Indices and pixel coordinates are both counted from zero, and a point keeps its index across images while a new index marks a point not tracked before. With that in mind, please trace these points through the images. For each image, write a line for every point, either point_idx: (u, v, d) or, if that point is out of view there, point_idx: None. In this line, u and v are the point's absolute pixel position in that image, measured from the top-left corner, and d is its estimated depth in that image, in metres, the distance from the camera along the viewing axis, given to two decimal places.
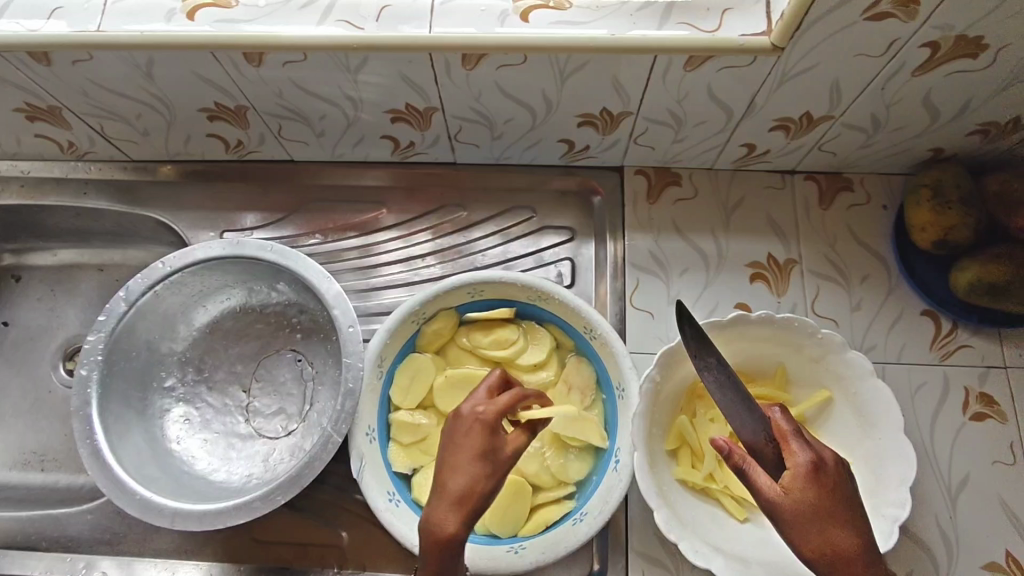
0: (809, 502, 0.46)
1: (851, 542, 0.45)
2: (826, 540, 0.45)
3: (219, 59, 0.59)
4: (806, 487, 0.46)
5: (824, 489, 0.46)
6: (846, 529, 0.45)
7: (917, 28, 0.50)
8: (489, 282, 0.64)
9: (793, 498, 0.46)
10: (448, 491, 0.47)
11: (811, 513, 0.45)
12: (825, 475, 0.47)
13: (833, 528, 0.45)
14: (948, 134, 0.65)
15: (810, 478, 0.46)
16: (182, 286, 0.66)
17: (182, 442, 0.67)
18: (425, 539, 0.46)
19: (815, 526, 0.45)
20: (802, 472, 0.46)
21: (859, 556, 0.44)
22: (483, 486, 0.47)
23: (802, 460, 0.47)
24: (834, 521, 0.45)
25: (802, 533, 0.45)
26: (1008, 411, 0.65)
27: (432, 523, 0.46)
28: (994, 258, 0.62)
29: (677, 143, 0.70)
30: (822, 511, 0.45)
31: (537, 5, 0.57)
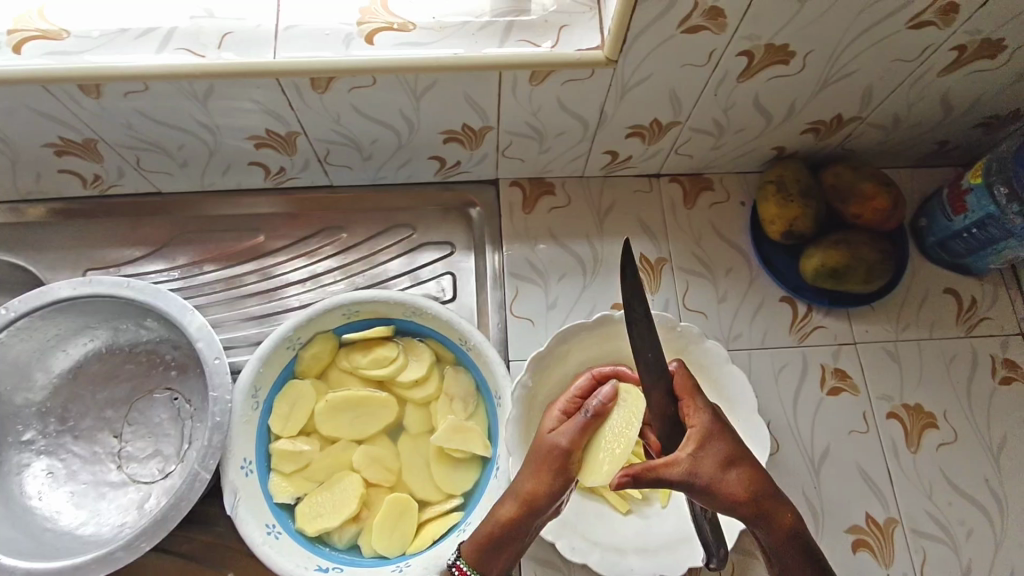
0: (724, 449, 0.49)
1: (768, 475, 0.49)
2: (746, 483, 0.48)
3: (53, 92, 0.57)
4: (718, 435, 0.49)
5: (731, 435, 0.50)
6: (758, 468, 0.49)
7: (728, 39, 0.56)
8: (363, 302, 0.64)
9: (711, 451, 0.49)
10: (518, 488, 0.54)
11: (729, 459, 0.48)
12: (722, 424, 0.50)
13: (750, 471, 0.49)
14: (785, 133, 0.70)
15: (717, 428, 0.50)
16: (32, 331, 0.63)
17: (44, 497, 0.63)
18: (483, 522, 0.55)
19: (736, 472, 0.48)
20: (712, 424, 0.50)
21: (774, 490, 0.49)
22: (544, 489, 0.53)
23: (706, 414, 0.50)
24: (750, 463, 0.49)
25: (728, 481, 0.48)
26: (860, 383, 0.71)
27: (511, 516, 0.54)
28: (834, 245, 0.68)
29: (544, 154, 0.72)
30: (738, 457, 0.49)
31: (382, 27, 0.58)
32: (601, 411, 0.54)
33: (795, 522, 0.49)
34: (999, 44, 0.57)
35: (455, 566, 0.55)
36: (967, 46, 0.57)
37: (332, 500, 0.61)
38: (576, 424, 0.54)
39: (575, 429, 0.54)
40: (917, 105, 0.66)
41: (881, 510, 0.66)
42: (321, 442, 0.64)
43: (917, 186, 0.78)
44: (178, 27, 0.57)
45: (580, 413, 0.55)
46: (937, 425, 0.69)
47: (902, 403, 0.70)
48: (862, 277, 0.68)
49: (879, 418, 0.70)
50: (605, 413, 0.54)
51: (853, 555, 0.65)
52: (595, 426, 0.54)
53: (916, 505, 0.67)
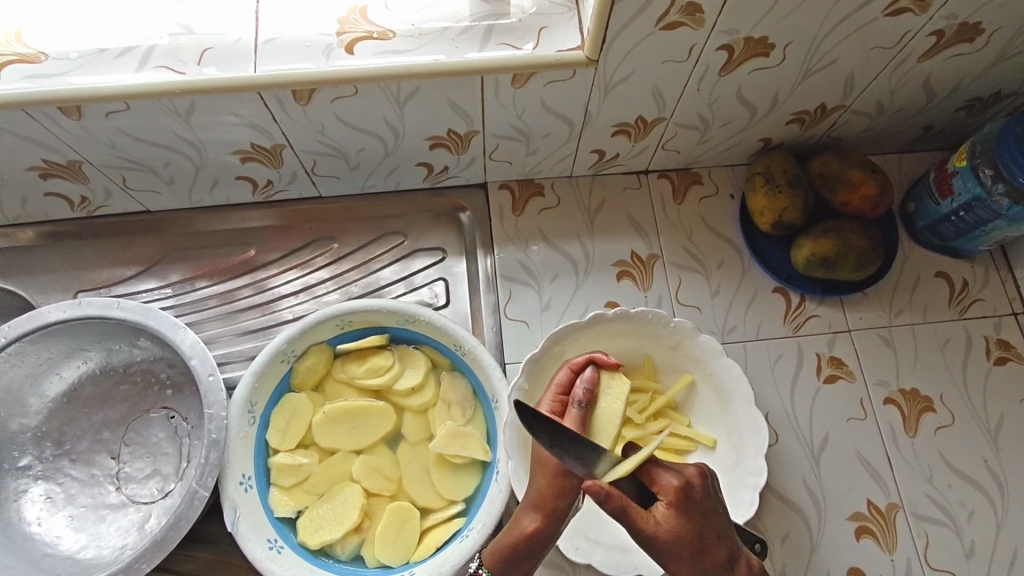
0: (686, 529, 0.46)
1: (736, 556, 0.47)
2: (710, 563, 0.46)
3: (34, 116, 0.57)
4: (681, 514, 0.47)
5: (698, 513, 0.47)
6: (721, 550, 0.47)
7: (708, 33, 0.56)
8: (355, 312, 0.64)
9: (671, 529, 0.46)
10: (531, 494, 0.55)
11: (689, 541, 0.46)
12: (691, 497, 0.48)
13: (711, 553, 0.47)
14: (771, 125, 0.70)
15: (682, 503, 0.47)
16: (24, 356, 0.63)
17: (44, 523, 0.63)
18: (502, 534, 0.54)
19: (694, 554, 0.46)
20: (678, 499, 0.47)
21: (736, 573, 0.47)
22: (554, 492, 0.54)
23: (672, 490, 0.48)
24: (713, 543, 0.47)
25: (682, 562, 0.46)
26: (856, 370, 0.71)
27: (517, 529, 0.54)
28: (824, 234, 0.68)
29: (531, 156, 0.72)
30: (700, 537, 0.47)
31: (362, 37, 0.58)
32: (589, 398, 0.58)
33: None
34: (977, 28, 0.58)
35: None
36: (946, 31, 0.58)
37: (333, 512, 0.61)
38: (574, 419, 0.56)
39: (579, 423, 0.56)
40: (900, 91, 0.66)
41: (882, 496, 0.66)
42: (320, 454, 0.64)
43: (905, 171, 0.78)
44: (157, 45, 0.57)
45: (573, 406, 0.57)
46: (934, 408, 0.70)
47: (898, 388, 0.70)
48: (853, 264, 0.68)
49: (877, 404, 0.70)
50: (592, 399, 0.58)
51: (856, 542, 0.65)
52: (590, 413, 0.57)
53: (916, 490, 0.67)
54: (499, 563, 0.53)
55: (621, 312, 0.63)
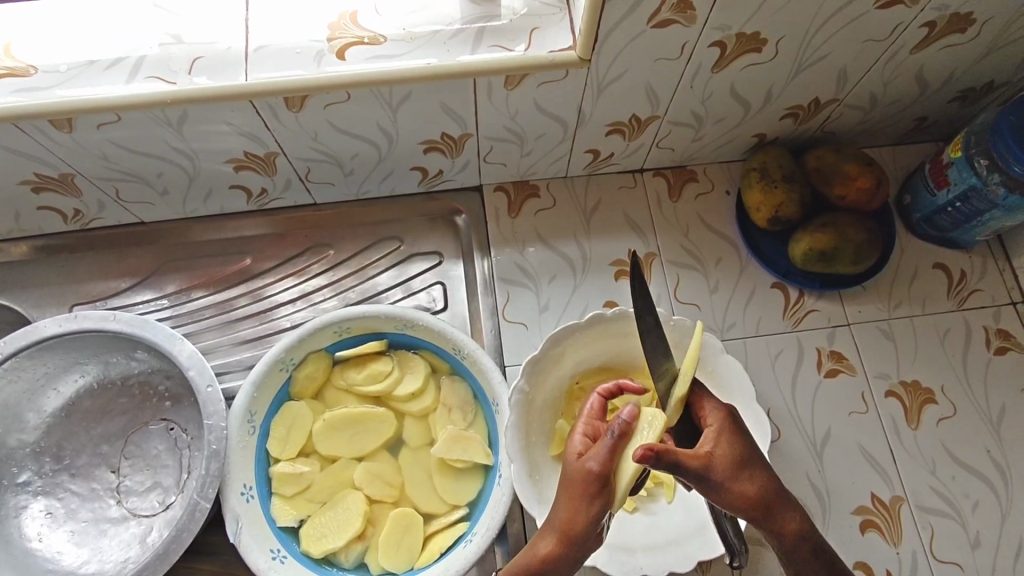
0: (733, 454, 0.50)
1: (777, 484, 0.51)
2: (754, 489, 0.50)
3: (25, 130, 0.56)
4: (731, 437, 0.50)
5: (742, 438, 0.51)
6: (764, 471, 0.51)
7: (700, 30, 0.55)
8: (352, 318, 0.64)
9: (720, 457, 0.49)
10: (551, 523, 0.52)
11: (735, 464, 0.50)
12: (737, 425, 0.51)
13: (757, 472, 0.50)
14: (766, 119, 0.70)
15: (727, 431, 0.51)
16: (20, 371, 0.62)
17: (45, 539, 0.63)
18: (521, 554, 0.54)
19: (740, 477, 0.49)
20: (729, 423, 0.51)
21: (778, 492, 0.51)
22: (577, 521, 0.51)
23: (718, 418, 0.51)
24: (758, 466, 0.50)
25: (734, 489, 0.49)
26: (857, 363, 0.71)
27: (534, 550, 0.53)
28: (821, 228, 0.68)
29: (526, 157, 0.72)
30: (745, 460, 0.50)
31: (353, 42, 0.58)
32: (626, 430, 0.50)
33: (797, 527, 0.50)
34: (968, 18, 0.57)
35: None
36: (937, 22, 0.58)
37: (336, 520, 0.61)
38: (604, 447, 0.51)
39: (606, 450, 0.51)
40: (893, 83, 0.66)
41: (886, 490, 0.66)
42: (321, 462, 0.63)
43: (899, 163, 0.78)
44: (148, 55, 0.57)
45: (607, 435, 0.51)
46: (936, 399, 0.69)
47: (900, 380, 0.70)
48: (851, 258, 0.68)
49: (878, 397, 0.70)
50: (629, 432, 0.51)
51: (862, 536, 0.65)
52: (622, 446, 0.51)
53: (921, 482, 0.67)
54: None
55: (621, 312, 0.63)
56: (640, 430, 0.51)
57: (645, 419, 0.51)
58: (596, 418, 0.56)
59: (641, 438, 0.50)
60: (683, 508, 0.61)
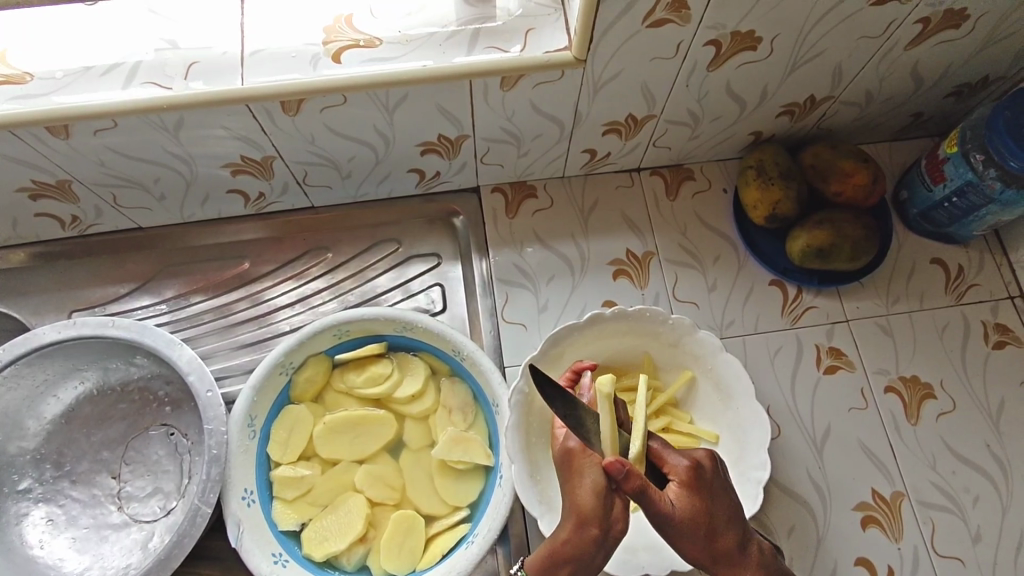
0: (699, 510, 0.47)
1: (746, 540, 0.48)
2: (716, 546, 0.47)
3: (21, 137, 0.56)
4: (694, 491, 0.48)
5: (710, 494, 0.48)
6: (733, 527, 0.48)
7: (695, 29, 0.56)
8: (352, 321, 0.64)
9: (683, 511, 0.47)
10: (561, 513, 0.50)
11: (700, 521, 0.47)
12: (701, 478, 0.49)
13: (723, 531, 0.47)
14: (762, 117, 0.70)
15: (694, 486, 0.48)
16: (20, 378, 0.62)
17: (46, 546, 0.63)
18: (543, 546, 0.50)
19: (703, 535, 0.47)
20: (692, 477, 0.48)
21: (744, 552, 0.48)
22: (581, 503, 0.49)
23: (682, 473, 0.49)
24: (723, 524, 0.48)
25: (690, 545, 0.47)
26: (856, 359, 0.71)
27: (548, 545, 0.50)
28: (818, 225, 0.68)
29: (523, 157, 0.72)
30: (711, 518, 0.47)
31: (348, 45, 0.58)
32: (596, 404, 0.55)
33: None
34: (962, 14, 0.58)
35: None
36: (931, 18, 0.58)
37: (338, 523, 0.61)
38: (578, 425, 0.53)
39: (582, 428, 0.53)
40: (888, 79, 0.67)
41: (887, 485, 0.66)
42: (322, 466, 0.63)
43: (896, 159, 0.79)
44: (143, 61, 0.57)
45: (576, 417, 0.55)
46: (935, 394, 0.70)
47: (899, 375, 0.70)
48: (848, 254, 0.68)
49: (877, 392, 0.70)
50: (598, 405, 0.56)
51: (863, 532, 0.65)
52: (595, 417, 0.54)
53: (921, 477, 0.67)
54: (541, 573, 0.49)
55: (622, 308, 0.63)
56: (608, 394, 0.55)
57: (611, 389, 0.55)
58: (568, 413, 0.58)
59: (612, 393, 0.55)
60: None
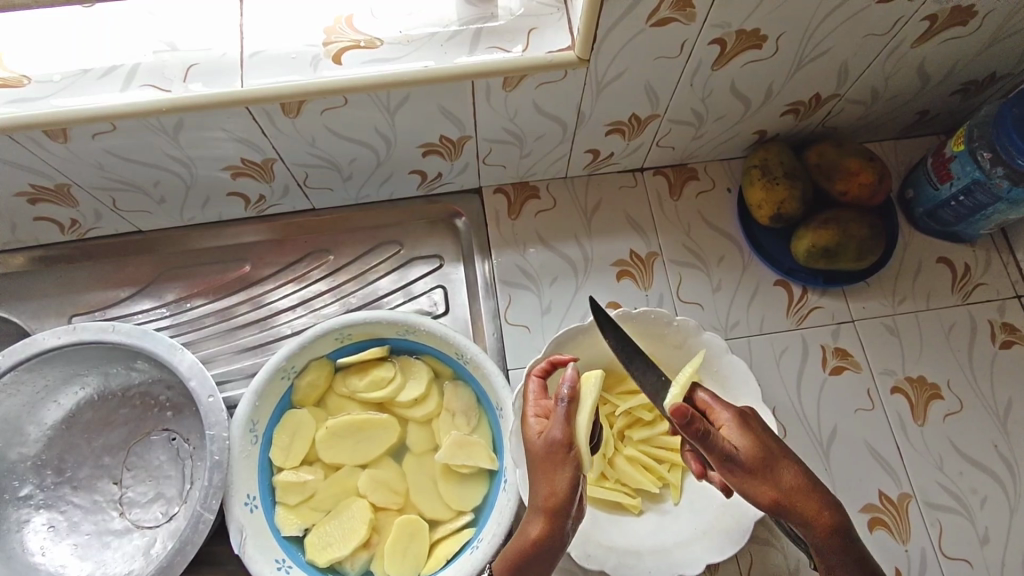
0: (757, 446, 0.50)
1: (805, 477, 0.50)
2: (776, 482, 0.49)
3: (20, 141, 0.56)
4: (749, 432, 0.51)
5: (761, 433, 0.51)
6: (791, 464, 0.50)
7: (699, 28, 0.55)
8: (354, 325, 0.63)
9: (744, 447, 0.50)
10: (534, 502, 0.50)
11: (760, 453, 0.50)
12: (752, 423, 0.52)
13: (782, 466, 0.50)
14: (766, 117, 0.70)
15: (745, 426, 0.51)
16: (20, 384, 0.62)
17: (48, 553, 0.62)
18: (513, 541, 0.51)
19: (767, 467, 0.49)
20: (742, 419, 0.52)
21: (807, 485, 0.49)
22: (562, 491, 0.49)
23: (733, 415, 0.52)
24: (778, 459, 0.50)
25: (754, 481, 0.49)
26: (862, 360, 0.70)
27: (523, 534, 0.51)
28: (823, 225, 0.67)
29: (526, 158, 0.72)
30: (769, 452, 0.50)
31: (348, 46, 0.58)
32: (574, 395, 0.52)
33: (829, 521, 0.48)
34: (970, 11, 0.57)
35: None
36: (939, 16, 0.57)
37: (341, 528, 0.60)
38: (559, 415, 0.51)
39: (563, 419, 0.51)
40: (894, 77, 0.66)
41: (894, 487, 0.66)
42: (325, 470, 0.63)
43: (901, 157, 0.78)
44: (142, 63, 0.56)
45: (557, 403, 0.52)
46: (942, 395, 0.69)
47: (905, 376, 0.70)
48: (854, 254, 0.68)
49: (883, 393, 0.69)
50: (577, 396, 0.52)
51: (870, 534, 0.64)
52: (573, 411, 0.52)
53: (928, 478, 0.66)
54: (510, 567, 0.52)
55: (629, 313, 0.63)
56: (585, 395, 0.53)
57: (587, 390, 0.54)
58: (541, 398, 0.56)
59: (590, 398, 0.52)
60: (688, 512, 0.61)
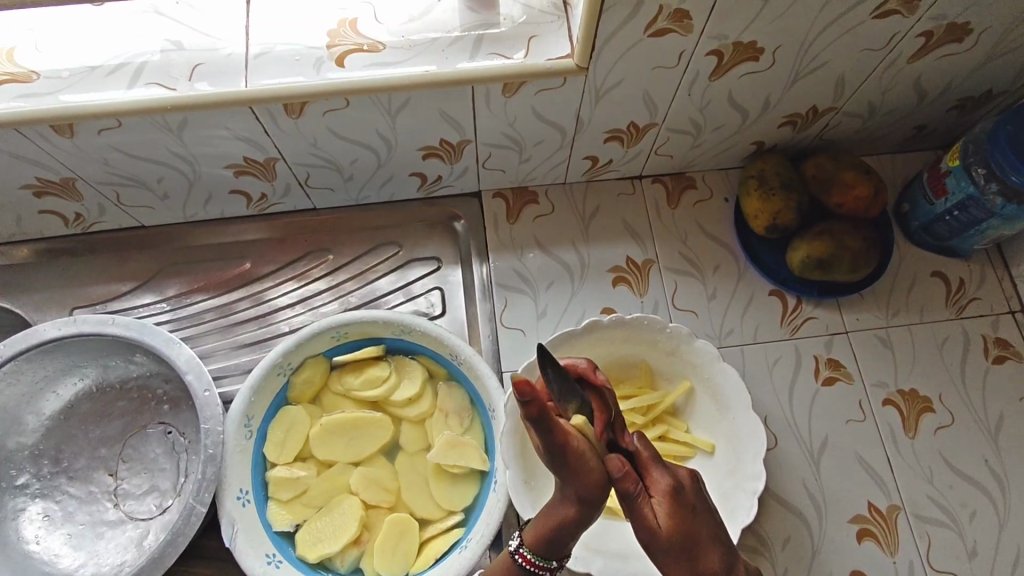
0: (683, 529, 0.41)
1: (733, 561, 0.42)
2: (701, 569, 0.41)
3: (26, 135, 0.57)
4: (678, 511, 0.42)
5: (693, 510, 0.42)
6: (719, 550, 0.42)
7: (697, 39, 0.56)
8: (351, 324, 0.64)
9: (668, 529, 0.41)
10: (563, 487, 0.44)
11: (683, 542, 0.41)
12: (683, 498, 0.42)
13: (707, 556, 0.41)
14: (764, 127, 0.70)
15: (676, 504, 0.42)
16: (19, 375, 0.62)
17: (43, 542, 0.63)
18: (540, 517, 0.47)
19: (688, 555, 0.41)
20: (673, 498, 0.42)
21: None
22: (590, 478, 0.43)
23: (665, 489, 0.42)
24: (706, 545, 0.42)
25: (676, 566, 0.41)
26: (854, 371, 0.71)
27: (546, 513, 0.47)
28: (817, 236, 0.68)
29: (524, 163, 0.72)
30: (695, 538, 0.41)
31: (352, 49, 0.59)
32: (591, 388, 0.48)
33: None
34: (965, 28, 0.58)
35: (520, 554, 0.49)
36: (934, 32, 0.58)
37: (332, 525, 0.61)
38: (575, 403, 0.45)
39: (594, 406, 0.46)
40: (891, 92, 0.67)
41: (883, 498, 0.66)
42: (317, 467, 0.64)
43: (899, 171, 0.78)
44: (149, 62, 0.58)
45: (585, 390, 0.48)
46: (933, 408, 0.69)
47: (897, 389, 0.70)
48: (848, 266, 0.68)
49: (875, 405, 0.69)
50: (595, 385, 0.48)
51: (858, 545, 0.64)
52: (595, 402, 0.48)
53: (918, 491, 0.66)
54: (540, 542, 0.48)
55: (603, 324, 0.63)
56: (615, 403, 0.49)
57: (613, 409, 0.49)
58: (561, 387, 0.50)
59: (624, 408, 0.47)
60: None
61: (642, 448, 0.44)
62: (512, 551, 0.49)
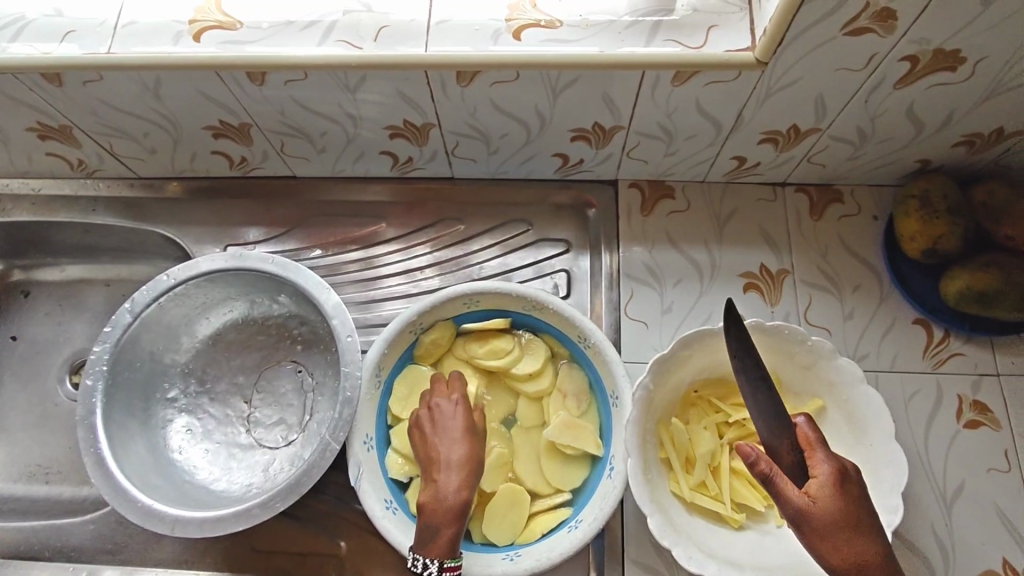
0: (839, 512, 0.49)
1: (881, 553, 0.48)
2: (853, 550, 0.48)
3: (223, 79, 0.62)
4: (836, 495, 0.49)
5: (849, 497, 0.49)
6: (870, 539, 0.49)
7: (896, 42, 0.53)
8: (485, 293, 0.65)
9: (824, 509, 0.49)
10: (452, 466, 0.57)
11: (838, 523, 0.48)
12: (847, 483, 0.50)
13: (858, 537, 0.48)
14: (937, 144, 0.66)
15: (838, 488, 0.50)
16: (186, 298, 0.68)
17: (184, 452, 0.68)
18: (437, 516, 0.55)
19: (842, 536, 0.48)
20: (835, 481, 0.50)
21: (880, 564, 0.48)
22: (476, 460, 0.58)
23: (829, 472, 0.50)
24: (861, 531, 0.49)
25: (827, 543, 0.48)
26: (1002, 418, 0.66)
27: (440, 495, 0.55)
28: (983, 268, 0.63)
29: (669, 156, 0.71)
30: (850, 521, 0.49)
31: (529, 24, 0.60)
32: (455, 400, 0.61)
33: None
34: None
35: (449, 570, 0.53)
36: None
37: None
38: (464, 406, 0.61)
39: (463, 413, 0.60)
40: None
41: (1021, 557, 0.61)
42: None
43: None
44: (338, 21, 0.61)
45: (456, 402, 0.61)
46: None
47: None
48: (1014, 304, 0.63)
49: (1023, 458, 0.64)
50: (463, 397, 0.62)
51: None
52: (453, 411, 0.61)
53: None
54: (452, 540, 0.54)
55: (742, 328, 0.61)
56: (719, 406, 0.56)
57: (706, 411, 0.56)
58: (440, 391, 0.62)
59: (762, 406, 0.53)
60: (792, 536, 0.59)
61: (808, 431, 0.53)
62: (437, 571, 0.53)
